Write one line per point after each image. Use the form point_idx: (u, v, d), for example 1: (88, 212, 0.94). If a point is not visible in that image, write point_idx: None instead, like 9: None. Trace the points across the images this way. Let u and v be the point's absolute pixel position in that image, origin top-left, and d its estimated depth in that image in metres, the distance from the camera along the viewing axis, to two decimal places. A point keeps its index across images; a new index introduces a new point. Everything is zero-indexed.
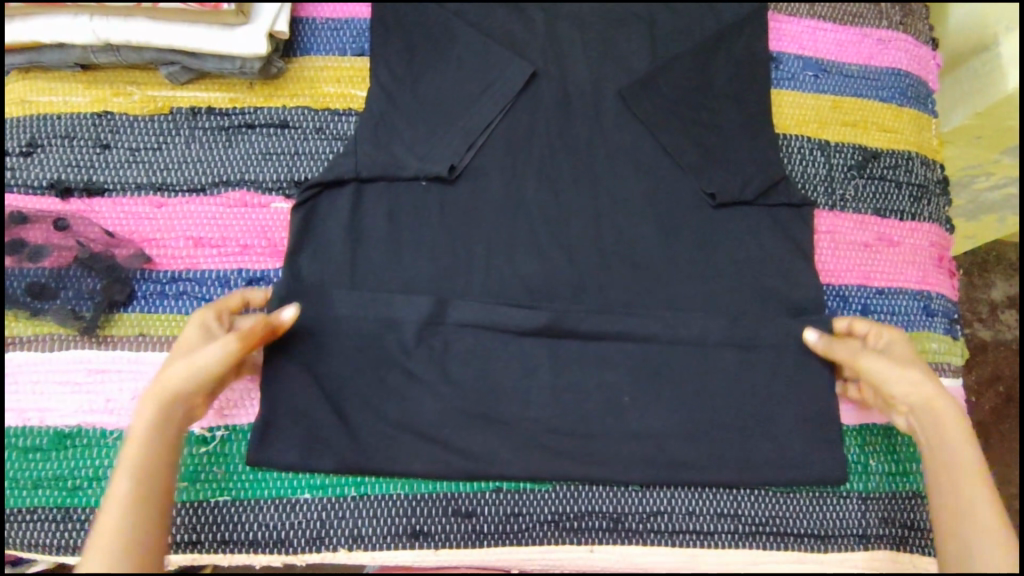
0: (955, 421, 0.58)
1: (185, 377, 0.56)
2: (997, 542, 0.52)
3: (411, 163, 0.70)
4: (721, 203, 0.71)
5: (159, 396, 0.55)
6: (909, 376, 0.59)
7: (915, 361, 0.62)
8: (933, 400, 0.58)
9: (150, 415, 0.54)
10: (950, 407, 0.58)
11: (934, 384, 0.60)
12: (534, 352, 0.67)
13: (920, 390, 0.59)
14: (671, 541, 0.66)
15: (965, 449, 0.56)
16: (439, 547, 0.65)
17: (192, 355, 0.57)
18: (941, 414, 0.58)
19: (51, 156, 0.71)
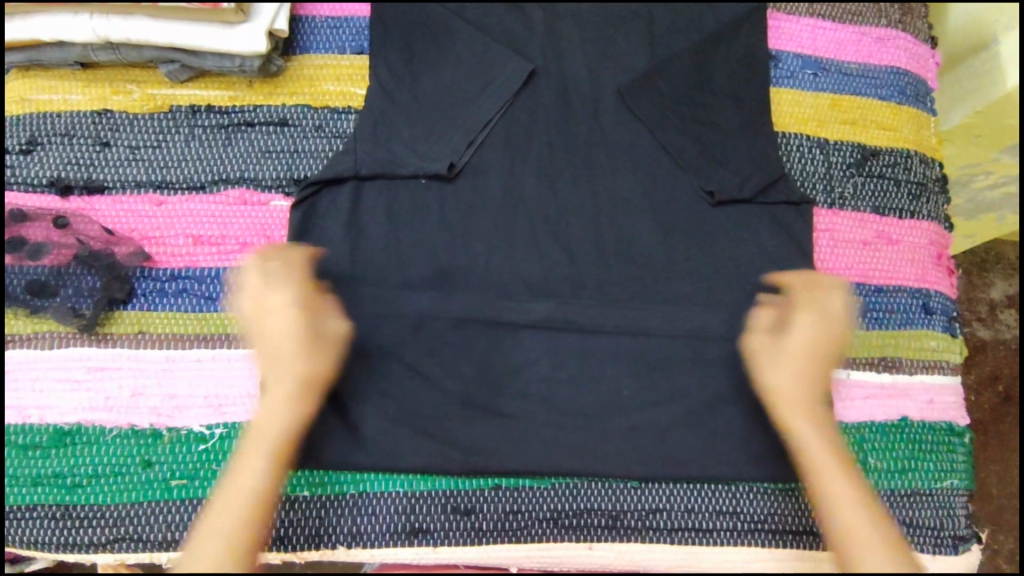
0: (802, 424, 0.58)
1: (309, 384, 0.58)
2: (870, 548, 0.52)
3: (411, 161, 0.70)
4: (720, 201, 0.71)
5: (291, 413, 0.57)
6: (768, 377, 0.60)
7: (804, 347, 0.60)
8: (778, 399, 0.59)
9: (279, 434, 0.56)
10: (804, 409, 0.58)
11: (792, 380, 0.59)
12: (534, 350, 0.67)
13: (776, 387, 0.60)
14: (670, 538, 0.66)
15: (824, 452, 0.57)
16: (438, 544, 0.65)
17: (310, 356, 0.59)
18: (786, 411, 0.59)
19: (51, 154, 0.71)
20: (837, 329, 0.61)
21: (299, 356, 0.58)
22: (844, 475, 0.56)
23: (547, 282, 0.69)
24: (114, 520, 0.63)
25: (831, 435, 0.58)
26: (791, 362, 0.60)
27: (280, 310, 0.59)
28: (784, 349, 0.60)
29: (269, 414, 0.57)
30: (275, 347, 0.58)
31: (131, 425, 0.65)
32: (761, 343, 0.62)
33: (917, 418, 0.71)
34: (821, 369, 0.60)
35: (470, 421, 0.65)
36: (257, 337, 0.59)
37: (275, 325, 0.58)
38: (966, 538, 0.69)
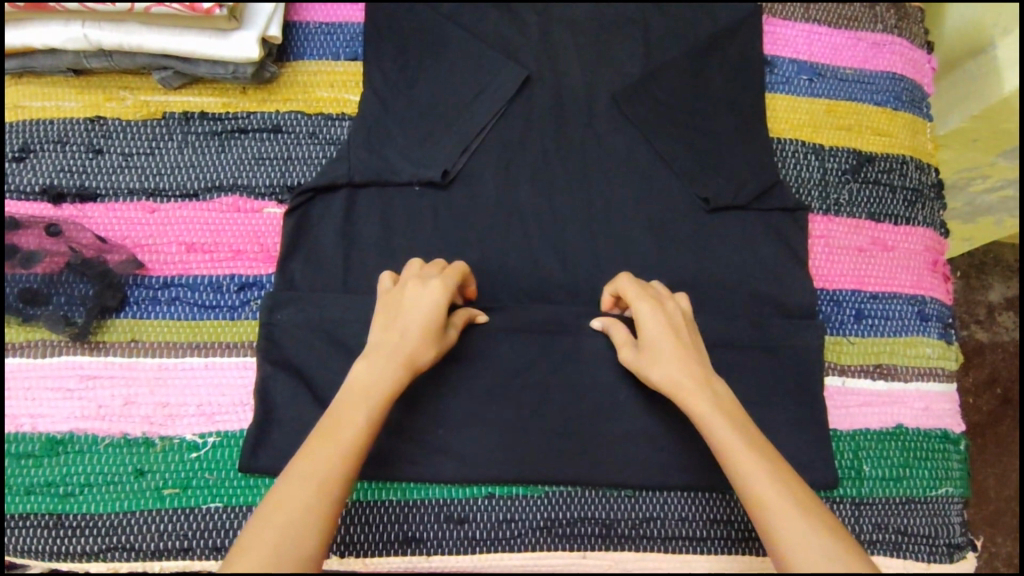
0: (699, 398, 0.54)
1: (400, 369, 0.55)
2: (795, 519, 0.47)
3: (404, 168, 0.70)
4: (715, 208, 0.71)
5: (375, 396, 0.53)
6: (656, 366, 0.57)
7: (660, 331, 0.58)
8: (676, 382, 0.56)
9: (359, 420, 0.52)
10: (699, 387, 0.55)
11: (679, 363, 0.56)
12: (527, 361, 0.66)
13: (671, 373, 0.56)
14: (663, 546, 0.66)
15: (732, 430, 0.52)
16: (431, 553, 0.65)
17: (416, 336, 0.56)
18: (683, 387, 0.55)
19: (43, 162, 0.71)
20: (669, 311, 0.59)
21: (412, 335, 0.56)
22: (754, 450, 0.51)
23: (541, 291, 0.69)
24: (107, 529, 0.63)
25: (734, 414, 0.54)
26: (666, 348, 0.57)
27: (422, 289, 0.58)
28: (647, 341, 0.58)
29: (354, 397, 0.53)
30: (402, 316, 0.57)
31: (124, 433, 0.65)
32: (631, 351, 0.60)
33: (913, 426, 0.71)
34: (694, 352, 0.58)
35: (464, 430, 0.65)
36: (382, 312, 0.59)
37: (412, 301, 0.58)
38: (961, 547, 0.69)
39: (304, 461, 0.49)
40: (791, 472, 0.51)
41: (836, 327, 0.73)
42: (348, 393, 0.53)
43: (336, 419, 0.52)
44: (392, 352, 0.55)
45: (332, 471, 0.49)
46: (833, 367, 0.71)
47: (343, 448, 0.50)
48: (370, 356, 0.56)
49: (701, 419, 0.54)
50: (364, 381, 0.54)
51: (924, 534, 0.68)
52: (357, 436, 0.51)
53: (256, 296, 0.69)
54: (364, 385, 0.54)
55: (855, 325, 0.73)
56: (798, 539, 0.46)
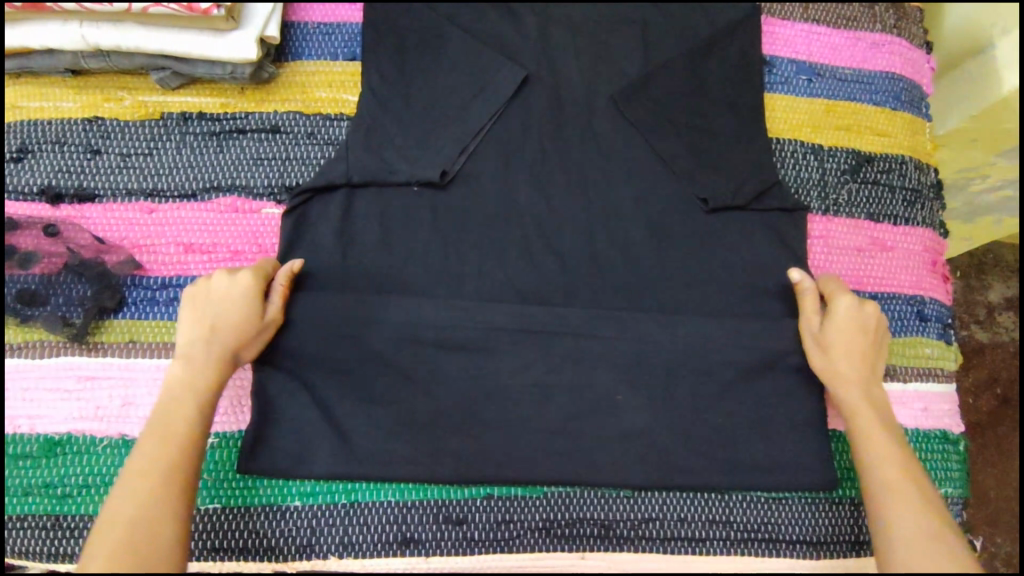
0: (858, 394, 0.62)
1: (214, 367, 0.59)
2: (909, 505, 0.54)
3: (402, 169, 0.70)
4: (714, 208, 0.71)
5: (197, 389, 0.58)
6: (827, 355, 0.64)
7: (848, 330, 0.65)
8: (846, 369, 0.63)
9: (187, 411, 0.57)
10: (861, 385, 0.63)
11: (851, 361, 0.64)
12: (525, 363, 0.66)
13: (848, 360, 0.64)
14: (663, 547, 0.66)
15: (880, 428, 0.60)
16: (430, 554, 0.65)
17: (226, 329, 0.61)
18: (850, 374, 0.63)
19: (42, 162, 0.71)
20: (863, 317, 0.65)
21: (220, 328, 0.60)
22: (893, 447, 0.59)
23: (539, 293, 0.69)
24: None
25: (887, 419, 0.61)
26: (850, 337, 0.64)
27: (230, 285, 0.62)
28: (829, 332, 0.65)
29: (177, 393, 0.58)
30: (209, 308, 0.61)
31: (122, 434, 0.65)
32: (812, 326, 0.66)
33: (913, 427, 0.71)
34: (868, 358, 0.64)
35: (461, 431, 0.65)
36: (192, 314, 0.61)
37: (219, 294, 0.62)
38: None
39: (139, 457, 0.54)
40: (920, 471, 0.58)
41: None
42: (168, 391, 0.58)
43: (164, 415, 0.56)
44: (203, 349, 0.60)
45: (167, 461, 0.54)
46: None
47: (171, 438, 0.55)
48: (184, 355, 0.59)
49: (855, 407, 0.62)
50: (180, 382, 0.58)
51: None
52: (186, 425, 0.56)
53: None
54: (180, 384, 0.58)
55: None
56: (907, 519, 0.53)
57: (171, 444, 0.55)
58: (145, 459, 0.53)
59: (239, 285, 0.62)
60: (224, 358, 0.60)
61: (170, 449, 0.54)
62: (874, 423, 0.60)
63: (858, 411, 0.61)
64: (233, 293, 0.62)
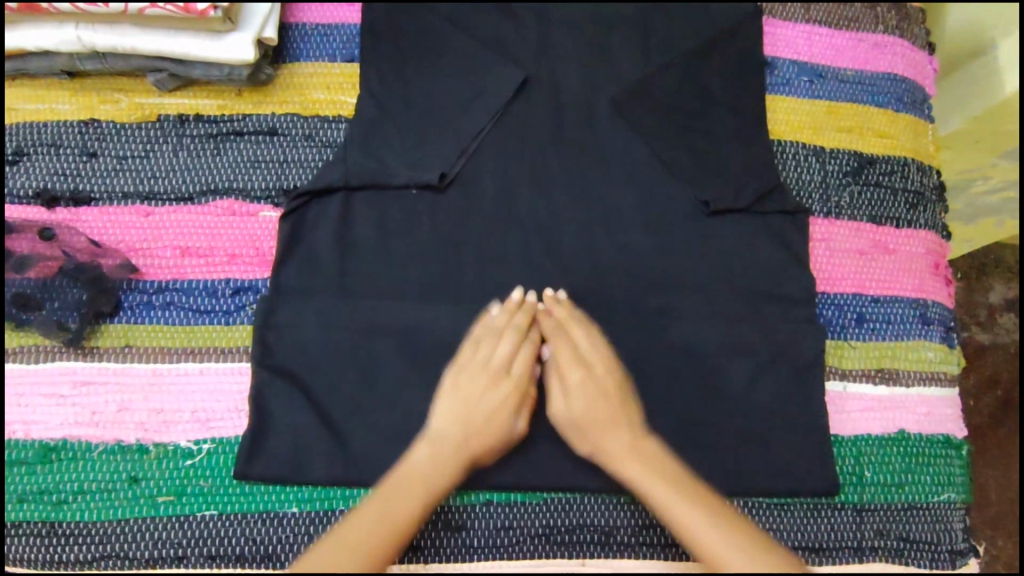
0: (630, 467, 0.58)
1: (459, 462, 0.58)
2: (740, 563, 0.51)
3: (400, 171, 0.69)
4: (715, 210, 0.70)
5: (432, 489, 0.56)
6: (578, 436, 0.61)
7: (583, 390, 0.61)
8: (619, 450, 0.58)
9: (415, 507, 0.55)
10: (625, 447, 0.59)
11: (599, 429, 0.59)
12: (524, 368, 0.66)
13: (616, 434, 0.59)
14: (664, 554, 0.65)
15: (668, 488, 0.56)
16: (429, 560, 0.64)
17: (485, 433, 0.60)
18: (614, 449, 0.59)
19: (38, 165, 0.71)
20: (594, 361, 0.62)
21: (483, 428, 0.60)
22: (691, 502, 0.55)
23: (539, 297, 0.68)
24: (100, 537, 0.62)
25: (658, 466, 0.57)
26: (582, 401, 0.60)
27: (495, 390, 0.61)
28: (575, 401, 0.61)
29: (411, 483, 0.56)
30: (468, 406, 0.60)
31: (117, 440, 0.64)
32: (560, 399, 0.62)
33: (915, 431, 0.70)
34: (619, 411, 0.60)
35: None
36: (446, 401, 0.61)
37: (471, 391, 0.61)
38: (964, 553, 0.68)
39: (353, 532, 0.53)
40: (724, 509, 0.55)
41: (837, 331, 0.72)
42: (405, 475, 0.56)
43: (388, 497, 0.55)
44: (452, 449, 0.58)
45: (372, 552, 0.52)
46: (834, 371, 0.71)
47: (390, 533, 0.53)
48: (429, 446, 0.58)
49: (636, 483, 0.57)
50: (427, 471, 0.57)
51: (925, 540, 0.68)
52: (408, 521, 0.54)
53: (251, 301, 0.68)
54: (423, 474, 0.56)
55: (857, 329, 0.72)
56: None
57: (386, 537, 0.53)
58: (356, 542, 0.52)
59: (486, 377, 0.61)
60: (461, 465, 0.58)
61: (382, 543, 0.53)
62: (662, 484, 0.56)
63: (643, 482, 0.57)
64: (498, 392, 0.61)
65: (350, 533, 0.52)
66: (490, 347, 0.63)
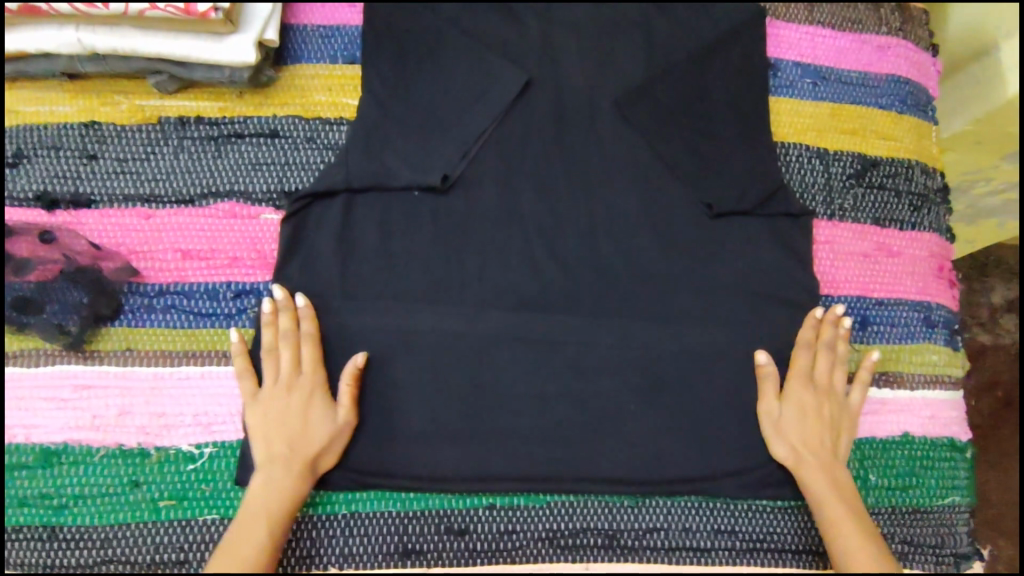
0: (815, 474, 0.62)
1: (298, 473, 0.59)
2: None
3: (403, 173, 0.69)
4: (718, 213, 0.70)
5: (273, 512, 0.58)
6: (782, 439, 0.64)
7: (808, 407, 0.65)
8: (822, 456, 0.63)
9: (262, 533, 0.56)
10: (821, 459, 0.63)
11: (805, 441, 0.64)
12: (527, 370, 0.66)
13: (814, 439, 0.64)
14: (667, 558, 0.65)
15: (836, 499, 0.61)
16: (432, 565, 0.64)
17: (312, 436, 0.61)
18: (809, 451, 0.63)
19: (38, 167, 0.70)
20: (834, 393, 0.66)
21: (305, 433, 0.61)
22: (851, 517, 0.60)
23: (541, 299, 0.68)
24: (100, 542, 0.62)
25: (842, 485, 0.62)
26: (812, 401, 0.65)
27: (288, 399, 0.61)
28: (791, 407, 0.65)
29: (253, 513, 0.57)
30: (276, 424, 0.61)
31: (118, 444, 0.64)
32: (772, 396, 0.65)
33: (919, 434, 0.70)
34: (827, 431, 0.64)
35: (463, 439, 0.64)
36: (261, 425, 0.61)
37: (276, 408, 0.61)
38: (967, 556, 0.68)
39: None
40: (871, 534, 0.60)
41: None
42: (247, 511, 0.57)
43: (236, 531, 0.56)
44: (284, 464, 0.59)
45: None
46: None
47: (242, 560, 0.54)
48: (262, 473, 0.59)
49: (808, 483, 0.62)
50: (264, 498, 0.58)
51: (930, 544, 0.67)
52: (258, 548, 0.56)
53: (253, 304, 0.68)
54: (264, 502, 0.58)
55: (861, 332, 0.72)
56: None
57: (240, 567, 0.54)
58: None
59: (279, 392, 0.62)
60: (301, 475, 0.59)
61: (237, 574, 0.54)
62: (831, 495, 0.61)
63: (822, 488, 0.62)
64: (291, 402, 0.61)
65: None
66: (274, 365, 0.63)
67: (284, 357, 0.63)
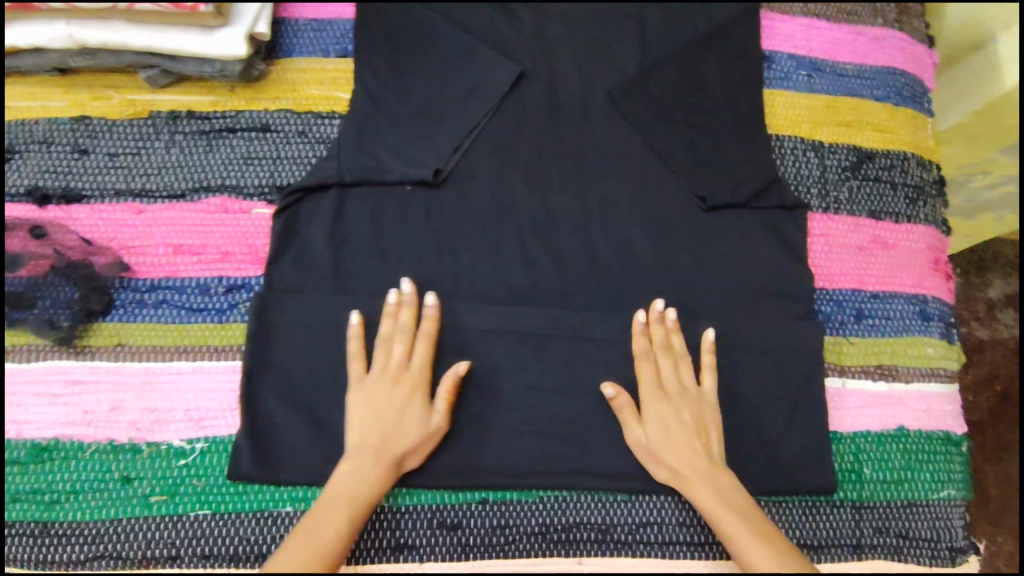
0: (700, 490, 0.60)
1: (386, 467, 0.59)
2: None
3: (394, 167, 0.69)
4: (712, 206, 0.70)
5: (356, 502, 0.57)
6: (657, 463, 0.62)
7: (668, 422, 0.62)
8: (700, 468, 0.60)
9: (343, 522, 0.56)
10: (700, 471, 0.60)
11: (681, 458, 0.61)
12: (519, 365, 0.65)
13: (685, 454, 0.61)
14: (661, 552, 0.65)
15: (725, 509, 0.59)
16: (424, 559, 0.64)
17: (404, 435, 0.60)
18: (683, 467, 0.60)
19: (29, 162, 0.70)
20: (686, 397, 0.63)
21: (398, 428, 0.60)
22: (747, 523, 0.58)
23: (534, 293, 0.67)
24: (92, 537, 0.62)
25: (729, 491, 0.60)
26: (655, 417, 0.62)
27: (393, 393, 0.61)
28: (654, 429, 0.62)
29: (335, 500, 0.57)
30: (379, 417, 0.60)
31: (110, 439, 0.64)
32: (636, 423, 0.62)
33: (914, 428, 0.70)
34: (693, 437, 0.61)
35: (456, 433, 0.64)
36: (359, 410, 0.60)
37: (380, 400, 0.60)
38: (964, 550, 0.67)
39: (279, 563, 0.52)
40: (774, 532, 0.58)
41: (836, 327, 0.71)
42: (329, 496, 0.57)
43: (315, 520, 0.56)
44: (373, 457, 0.59)
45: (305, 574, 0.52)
46: (833, 367, 0.70)
47: (322, 550, 0.54)
48: (351, 460, 0.59)
49: (701, 504, 0.59)
50: (350, 486, 0.57)
51: (925, 537, 0.67)
52: (338, 537, 0.55)
53: (245, 298, 0.68)
54: (349, 490, 0.57)
55: (856, 325, 0.72)
56: None
57: (322, 556, 0.53)
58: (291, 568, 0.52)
59: (384, 386, 0.61)
60: (389, 470, 0.59)
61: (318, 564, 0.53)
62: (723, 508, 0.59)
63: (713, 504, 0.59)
64: (395, 397, 0.61)
65: (279, 560, 0.53)
66: (386, 355, 0.62)
67: (395, 352, 0.62)
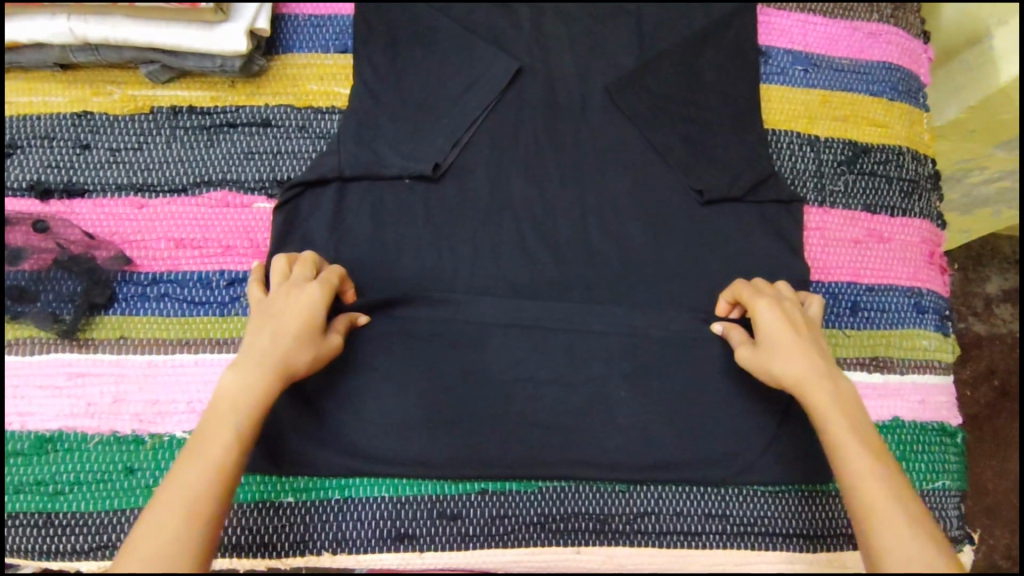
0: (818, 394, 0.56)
1: (278, 375, 0.54)
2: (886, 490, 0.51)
3: (394, 161, 0.69)
4: (709, 199, 0.70)
5: (243, 410, 0.52)
6: (776, 361, 0.58)
7: (786, 323, 0.59)
8: (821, 371, 0.57)
9: (230, 434, 0.51)
10: (818, 373, 0.57)
11: (801, 362, 0.58)
12: (518, 356, 0.66)
13: (807, 355, 0.58)
14: (659, 542, 0.66)
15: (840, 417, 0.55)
16: (425, 549, 0.64)
17: (301, 339, 0.56)
18: (802, 368, 0.57)
19: (32, 157, 0.71)
20: (802, 313, 0.61)
21: (295, 332, 0.56)
22: (858, 433, 0.54)
23: (533, 286, 0.68)
24: (97, 527, 0.63)
25: (846, 403, 0.56)
26: (780, 318, 0.60)
27: (295, 297, 0.58)
28: (774, 326, 0.59)
29: (222, 410, 0.52)
30: (273, 320, 0.56)
31: (113, 431, 0.65)
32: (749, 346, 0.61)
33: (909, 419, 0.70)
34: (813, 344, 0.59)
35: (455, 425, 0.65)
36: (255, 320, 0.57)
37: (278, 305, 0.57)
38: (959, 540, 0.68)
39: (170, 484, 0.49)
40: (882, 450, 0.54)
41: (832, 318, 0.72)
42: (216, 406, 0.52)
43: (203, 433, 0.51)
44: (266, 361, 0.54)
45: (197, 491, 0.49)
46: None
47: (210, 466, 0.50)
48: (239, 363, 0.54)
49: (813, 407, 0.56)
50: (239, 392, 0.52)
51: None
52: (229, 448, 0.51)
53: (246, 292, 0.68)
54: (240, 396, 0.52)
55: (851, 317, 0.72)
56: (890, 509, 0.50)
57: (211, 471, 0.49)
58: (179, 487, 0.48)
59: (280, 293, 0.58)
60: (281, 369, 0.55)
61: (207, 479, 0.49)
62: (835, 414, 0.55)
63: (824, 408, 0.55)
64: (292, 300, 0.57)
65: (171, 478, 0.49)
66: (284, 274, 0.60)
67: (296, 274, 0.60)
